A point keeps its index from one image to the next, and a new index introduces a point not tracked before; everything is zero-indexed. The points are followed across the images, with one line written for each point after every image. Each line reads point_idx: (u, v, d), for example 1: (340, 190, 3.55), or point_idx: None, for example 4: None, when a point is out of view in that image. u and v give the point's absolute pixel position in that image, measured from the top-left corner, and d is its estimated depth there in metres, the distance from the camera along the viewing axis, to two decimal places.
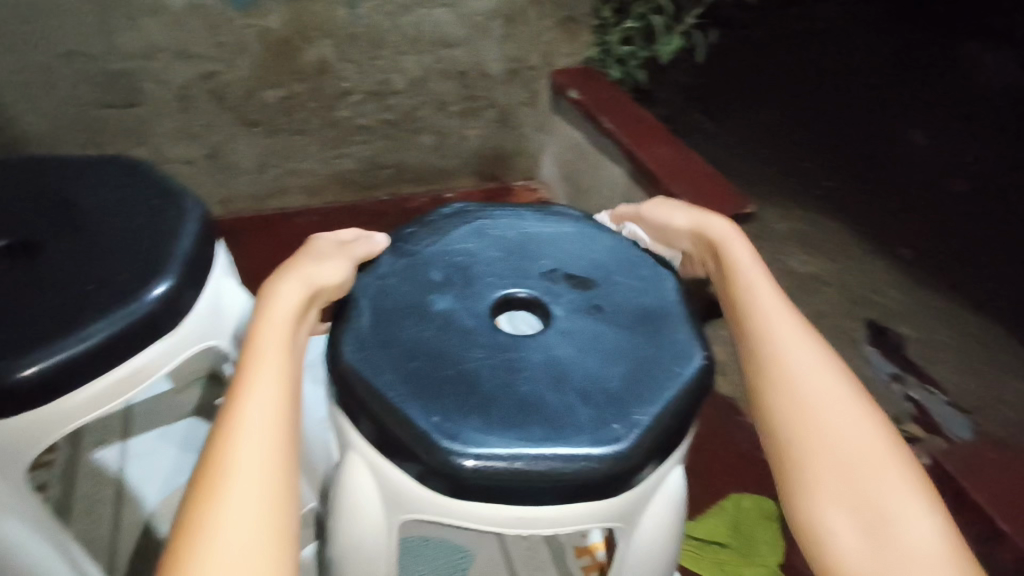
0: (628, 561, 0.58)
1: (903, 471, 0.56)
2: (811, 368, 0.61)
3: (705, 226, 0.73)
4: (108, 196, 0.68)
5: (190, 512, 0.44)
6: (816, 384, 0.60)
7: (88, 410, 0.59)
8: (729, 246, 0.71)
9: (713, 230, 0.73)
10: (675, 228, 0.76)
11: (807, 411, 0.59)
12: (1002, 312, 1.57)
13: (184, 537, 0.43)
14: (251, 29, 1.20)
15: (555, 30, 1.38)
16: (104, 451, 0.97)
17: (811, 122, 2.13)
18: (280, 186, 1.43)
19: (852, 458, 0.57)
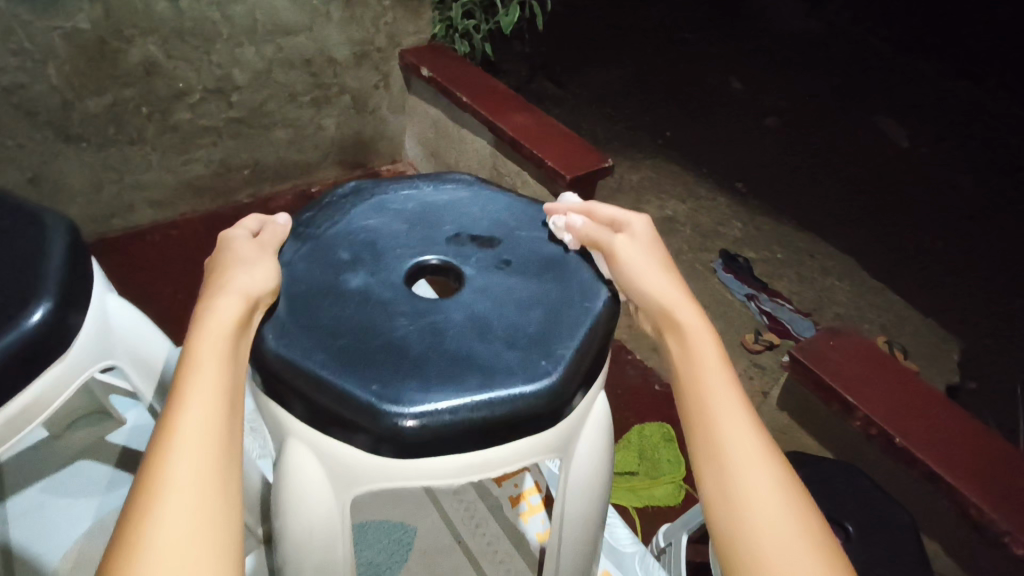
0: (572, 491, 0.62)
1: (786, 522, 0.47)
2: (741, 430, 0.51)
3: (672, 277, 0.61)
4: None
5: (120, 536, 0.40)
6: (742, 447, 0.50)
7: None
8: (684, 298, 0.60)
9: (672, 278, 0.61)
10: (647, 263, 0.62)
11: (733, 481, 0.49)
12: (820, 226, 1.83)
13: (120, 554, 0.39)
14: (56, 32, 1.07)
15: (395, 9, 1.36)
16: None
17: (643, 81, 2.33)
18: (124, 203, 1.31)
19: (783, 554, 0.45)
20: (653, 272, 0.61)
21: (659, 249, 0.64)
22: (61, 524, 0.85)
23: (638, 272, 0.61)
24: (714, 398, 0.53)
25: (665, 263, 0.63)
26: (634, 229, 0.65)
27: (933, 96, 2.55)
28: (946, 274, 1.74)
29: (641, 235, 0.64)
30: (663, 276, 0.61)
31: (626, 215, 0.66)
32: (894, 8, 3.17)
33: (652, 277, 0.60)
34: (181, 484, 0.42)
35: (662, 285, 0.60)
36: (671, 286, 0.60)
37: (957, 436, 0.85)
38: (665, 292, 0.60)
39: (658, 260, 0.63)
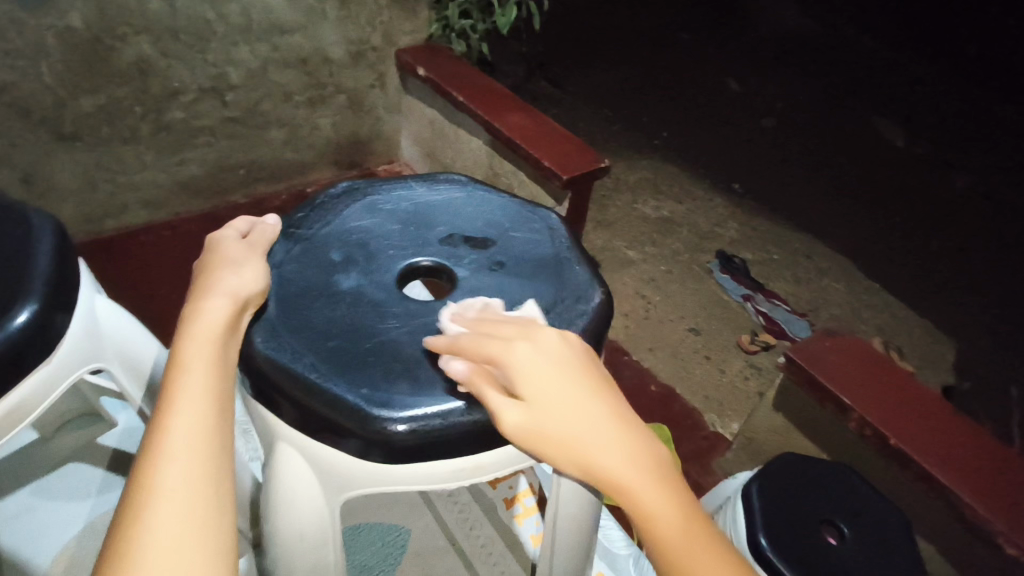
0: (564, 493, 0.62)
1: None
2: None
3: (609, 434, 0.47)
4: None
5: (111, 547, 0.39)
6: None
7: None
8: (635, 466, 0.46)
9: (605, 438, 0.47)
10: (570, 432, 0.47)
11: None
12: (816, 227, 1.83)
13: (111, 562, 0.38)
14: (49, 31, 1.06)
15: (391, 9, 1.36)
16: None
17: (640, 81, 2.32)
18: (118, 203, 1.30)
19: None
20: (583, 444, 0.46)
21: (555, 368, 0.49)
22: (52, 526, 0.84)
23: (566, 456, 0.47)
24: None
25: (583, 415, 0.47)
26: (526, 373, 0.48)
27: (929, 97, 2.55)
28: (942, 275, 1.74)
29: (543, 378, 0.48)
30: (596, 440, 0.47)
31: (506, 351, 0.49)
32: (891, 9, 3.18)
33: (585, 457, 0.46)
34: (171, 491, 0.41)
35: (601, 461, 0.46)
36: (615, 460, 0.46)
37: (954, 439, 0.85)
38: (611, 470, 0.46)
39: (581, 412, 0.47)
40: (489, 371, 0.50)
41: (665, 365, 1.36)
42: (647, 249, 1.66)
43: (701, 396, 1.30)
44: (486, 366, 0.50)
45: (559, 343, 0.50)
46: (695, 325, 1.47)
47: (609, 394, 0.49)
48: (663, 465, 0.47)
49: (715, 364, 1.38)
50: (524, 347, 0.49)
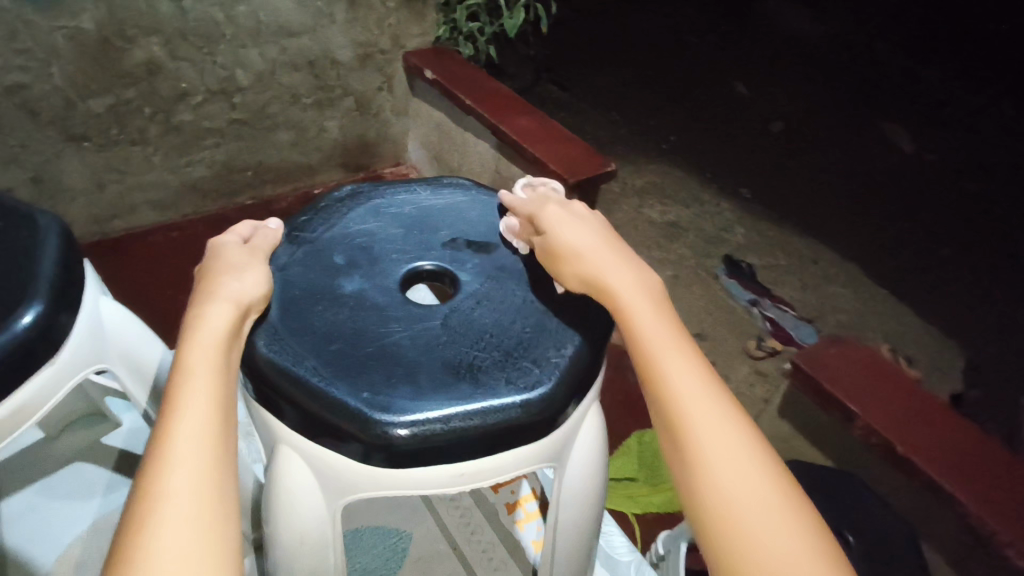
0: (566, 500, 0.62)
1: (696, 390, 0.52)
2: (707, 401, 0.51)
3: (610, 255, 0.59)
4: None
5: (116, 553, 0.39)
6: (707, 416, 0.50)
7: None
8: (627, 274, 0.58)
9: (619, 267, 0.58)
10: (575, 245, 0.60)
11: (703, 463, 0.49)
12: (824, 232, 1.82)
13: (116, 568, 0.38)
14: (60, 32, 1.07)
15: (399, 12, 1.36)
16: None
17: (648, 85, 2.32)
18: (126, 204, 1.31)
19: (763, 530, 0.45)
20: (584, 255, 0.59)
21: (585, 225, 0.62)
22: (57, 525, 0.84)
23: (570, 265, 0.59)
24: (677, 375, 0.52)
25: (605, 254, 0.59)
26: (551, 217, 0.63)
27: (939, 103, 2.54)
28: (951, 282, 1.73)
29: (564, 220, 0.62)
30: (597, 255, 0.59)
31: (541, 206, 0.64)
32: (900, 13, 3.16)
33: (583, 261, 0.59)
34: (175, 496, 0.41)
35: (598, 266, 0.58)
36: (609, 267, 0.58)
37: (960, 446, 0.84)
38: (602, 273, 0.58)
39: (588, 239, 0.60)
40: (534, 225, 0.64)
41: None
42: (653, 253, 1.66)
43: None
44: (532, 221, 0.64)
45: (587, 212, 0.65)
46: (700, 330, 1.46)
47: (621, 241, 0.62)
48: (652, 285, 0.58)
49: (721, 370, 1.38)
50: (556, 206, 0.65)
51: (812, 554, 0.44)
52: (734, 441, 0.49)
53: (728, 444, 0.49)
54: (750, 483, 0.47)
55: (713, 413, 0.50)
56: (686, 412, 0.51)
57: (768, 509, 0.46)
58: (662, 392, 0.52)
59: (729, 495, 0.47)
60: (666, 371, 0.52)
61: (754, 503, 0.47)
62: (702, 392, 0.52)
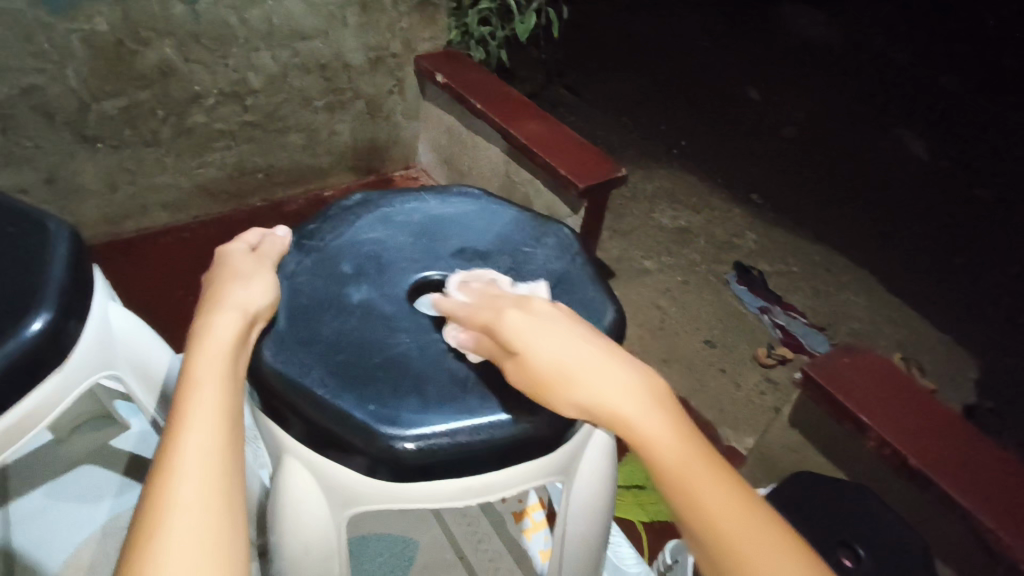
0: (573, 513, 0.61)
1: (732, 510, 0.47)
2: (769, 548, 0.45)
3: (602, 375, 0.51)
4: None
5: (125, 566, 0.39)
6: (776, 568, 0.45)
7: None
8: (636, 405, 0.50)
9: (609, 381, 0.51)
10: (568, 369, 0.51)
11: None
12: (837, 239, 1.80)
13: None
14: (75, 34, 1.08)
15: (411, 15, 1.36)
16: None
17: (659, 89, 2.31)
18: (138, 205, 1.31)
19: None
20: (570, 378, 0.50)
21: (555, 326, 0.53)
22: (66, 527, 0.85)
23: (566, 395, 0.50)
24: (727, 528, 0.46)
25: (588, 368, 0.51)
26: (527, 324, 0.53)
27: (955, 109, 2.51)
28: (965, 291, 1.70)
29: (538, 328, 0.52)
30: (591, 378, 0.50)
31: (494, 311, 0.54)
32: (915, 18, 3.14)
33: (582, 390, 0.50)
34: (183, 509, 0.41)
35: (599, 394, 0.50)
36: (614, 397, 0.50)
37: (975, 460, 0.82)
38: (611, 405, 0.50)
39: (563, 349, 0.51)
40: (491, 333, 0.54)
41: (680, 377, 1.34)
42: (664, 259, 1.65)
43: (716, 409, 1.29)
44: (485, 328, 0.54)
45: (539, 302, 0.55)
46: (710, 337, 1.45)
47: (601, 343, 0.53)
48: (657, 406, 0.50)
49: (731, 377, 1.36)
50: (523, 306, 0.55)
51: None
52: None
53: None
54: None
55: (780, 561, 0.45)
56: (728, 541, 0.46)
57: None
58: (719, 551, 0.46)
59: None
60: (718, 523, 0.46)
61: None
62: (757, 536, 0.46)
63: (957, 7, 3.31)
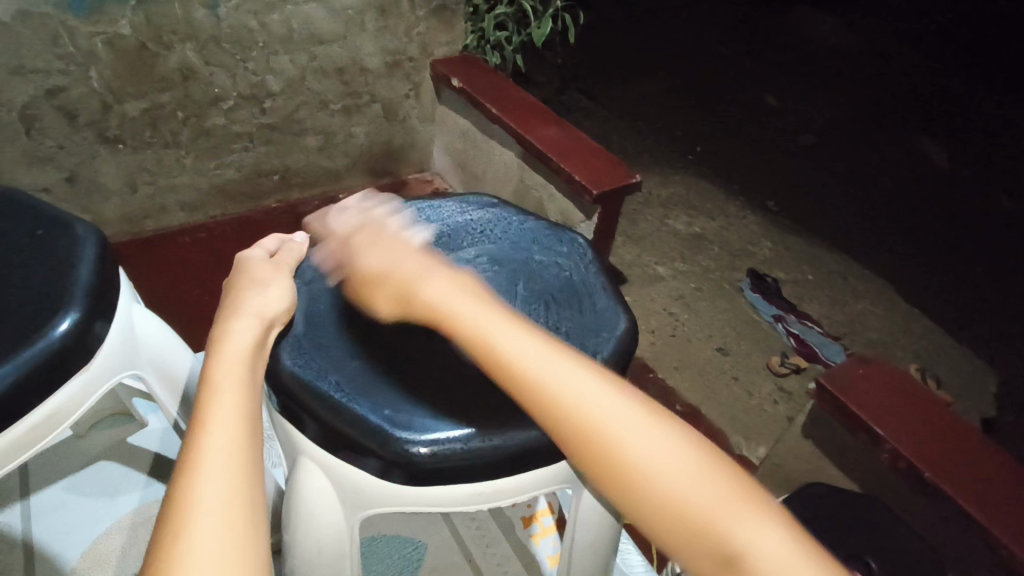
0: (583, 521, 0.62)
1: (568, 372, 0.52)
2: (605, 399, 0.51)
3: (435, 276, 0.58)
4: None
5: (149, 566, 0.39)
6: (617, 415, 0.50)
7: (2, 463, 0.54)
8: (469, 298, 0.56)
9: (440, 280, 0.58)
10: (410, 282, 0.58)
11: (598, 436, 0.50)
12: (853, 248, 1.78)
13: None
14: (100, 38, 1.10)
15: (429, 20, 1.37)
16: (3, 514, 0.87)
17: (675, 95, 2.31)
18: (157, 204, 1.33)
19: (705, 499, 0.47)
20: (409, 279, 0.58)
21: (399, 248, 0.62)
22: (83, 521, 0.86)
23: (408, 292, 0.57)
24: (577, 400, 0.50)
25: (422, 269, 0.59)
26: (373, 260, 0.61)
27: (977, 118, 2.47)
28: (984, 303, 1.68)
29: (386, 249, 0.62)
30: (433, 289, 0.57)
31: (355, 241, 0.64)
32: (936, 26, 3.11)
33: (425, 299, 0.56)
34: (205, 510, 0.41)
35: (442, 300, 0.56)
36: (437, 286, 0.57)
37: (993, 475, 0.81)
38: (452, 306, 0.55)
39: (404, 261, 0.60)
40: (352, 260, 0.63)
41: (691, 384, 1.34)
42: (677, 265, 1.64)
43: (727, 417, 1.28)
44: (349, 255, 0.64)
45: (393, 236, 0.64)
46: (723, 344, 1.44)
47: (442, 261, 0.61)
48: (499, 303, 0.57)
49: (743, 386, 1.35)
50: (368, 247, 0.63)
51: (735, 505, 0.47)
52: (649, 426, 0.51)
53: (647, 437, 0.50)
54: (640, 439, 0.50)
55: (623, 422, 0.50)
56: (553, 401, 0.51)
57: (708, 486, 0.48)
58: (572, 423, 0.50)
59: (675, 489, 0.48)
60: (556, 391, 0.51)
61: (686, 476, 0.48)
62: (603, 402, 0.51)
63: (979, 14, 3.27)
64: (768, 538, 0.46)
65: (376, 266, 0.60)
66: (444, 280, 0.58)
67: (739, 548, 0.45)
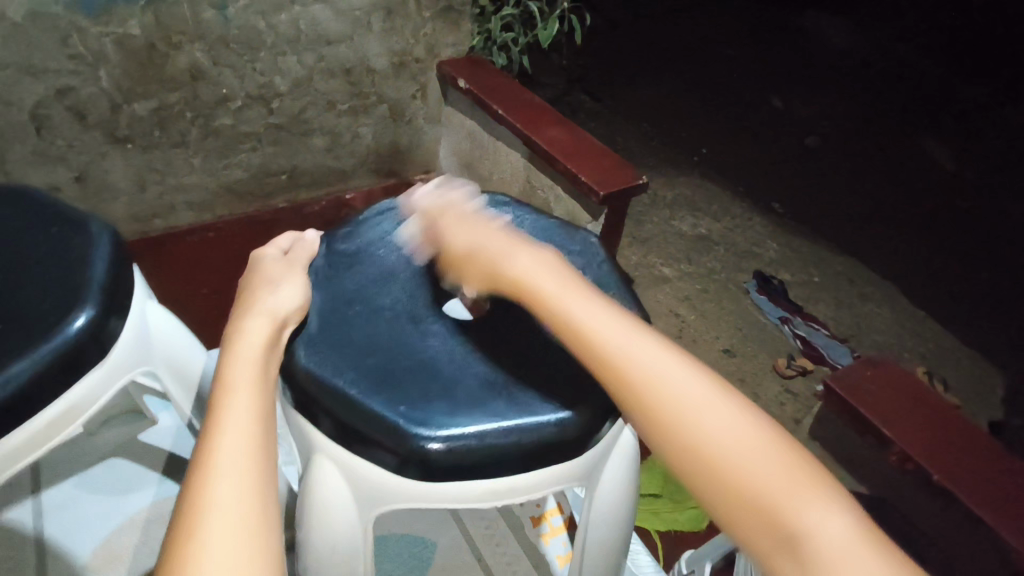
0: (595, 520, 0.62)
1: (648, 345, 0.54)
2: (680, 374, 0.52)
3: (520, 252, 0.60)
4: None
5: (166, 559, 0.39)
6: (692, 392, 0.51)
7: (18, 458, 0.54)
8: (547, 275, 0.58)
9: (523, 257, 0.60)
10: (495, 258, 0.60)
11: (674, 409, 0.51)
12: (859, 250, 1.78)
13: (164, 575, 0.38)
14: (109, 38, 1.11)
15: (435, 21, 1.38)
16: (16, 510, 0.87)
17: (680, 96, 2.31)
18: (166, 204, 1.34)
19: (776, 482, 0.47)
20: (493, 256, 0.60)
21: (485, 227, 0.64)
22: (95, 518, 0.86)
23: (491, 268, 0.60)
24: (660, 372, 0.52)
25: (506, 246, 0.61)
26: (460, 236, 0.64)
27: (984, 120, 2.46)
28: (992, 305, 1.67)
29: (468, 231, 0.64)
30: (518, 263, 0.59)
31: (440, 222, 0.67)
32: (943, 28, 3.09)
33: (509, 272, 0.58)
34: (221, 504, 0.42)
35: (526, 274, 0.58)
36: (520, 262, 0.59)
37: (1006, 478, 0.80)
38: (534, 282, 0.57)
39: (487, 238, 0.62)
40: (438, 241, 0.66)
41: None
42: (683, 267, 1.64)
43: None
44: (434, 237, 0.66)
45: (477, 218, 0.67)
46: (729, 346, 1.44)
47: (526, 239, 0.63)
48: (580, 279, 0.59)
49: (750, 388, 1.35)
50: (457, 225, 0.65)
51: (807, 488, 0.47)
52: (724, 406, 0.51)
53: (722, 414, 0.51)
54: (715, 415, 0.50)
55: (704, 396, 0.51)
56: (631, 373, 0.52)
57: (782, 464, 0.48)
58: (646, 396, 0.51)
59: (748, 466, 0.48)
60: (633, 363, 0.52)
61: (758, 457, 0.49)
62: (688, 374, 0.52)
63: (986, 15, 3.25)
64: (838, 528, 0.45)
65: (462, 243, 0.63)
66: (529, 257, 0.60)
67: (808, 531, 0.45)
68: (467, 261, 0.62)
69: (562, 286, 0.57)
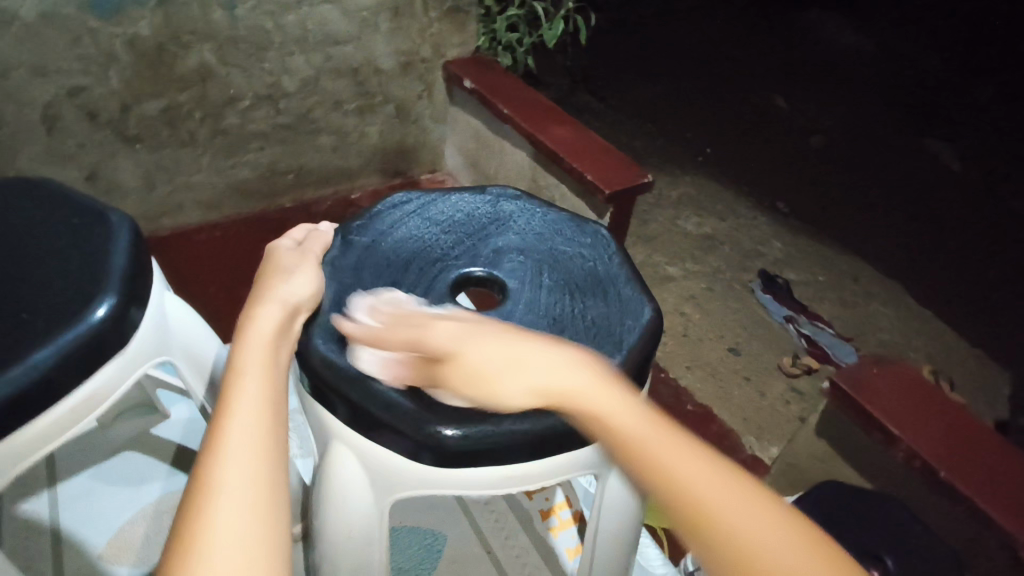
0: (607, 504, 0.63)
1: (681, 444, 0.50)
2: (720, 476, 0.48)
3: (533, 355, 0.52)
4: (15, 227, 0.63)
5: (176, 539, 0.40)
6: (733, 496, 0.47)
7: (42, 444, 0.55)
8: (575, 375, 0.51)
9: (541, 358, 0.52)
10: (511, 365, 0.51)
11: (715, 514, 0.46)
12: (864, 250, 1.78)
13: (175, 555, 0.39)
14: (119, 38, 1.12)
15: (441, 22, 1.39)
16: (31, 502, 0.88)
17: (684, 97, 2.31)
18: (175, 203, 1.35)
19: None
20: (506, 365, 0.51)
21: (477, 326, 0.55)
22: (110, 509, 0.87)
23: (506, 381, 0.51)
24: (701, 481, 0.47)
25: (513, 349, 0.52)
26: (448, 340, 0.53)
27: (989, 120, 2.46)
28: (997, 305, 1.67)
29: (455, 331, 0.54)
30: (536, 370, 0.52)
31: (405, 322, 0.56)
32: (947, 28, 3.09)
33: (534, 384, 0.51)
34: (230, 486, 0.43)
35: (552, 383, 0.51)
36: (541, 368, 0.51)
37: (1011, 473, 0.80)
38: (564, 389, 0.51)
39: (488, 341, 0.53)
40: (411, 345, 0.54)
41: (704, 385, 1.34)
42: (688, 266, 1.64)
43: (740, 417, 1.28)
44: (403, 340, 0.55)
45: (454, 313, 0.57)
46: (735, 345, 1.44)
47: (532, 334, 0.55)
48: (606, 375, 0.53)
49: (755, 387, 1.35)
50: (431, 322, 0.55)
51: None
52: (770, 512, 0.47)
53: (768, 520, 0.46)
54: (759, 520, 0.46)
55: (762, 515, 0.46)
56: (671, 475, 0.48)
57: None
58: (688, 499, 0.47)
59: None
60: (671, 465, 0.48)
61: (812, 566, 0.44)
62: (735, 487, 0.48)
63: (990, 15, 3.25)
64: None
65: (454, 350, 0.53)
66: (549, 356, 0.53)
67: None
68: (468, 374, 0.52)
69: (590, 384, 0.51)
